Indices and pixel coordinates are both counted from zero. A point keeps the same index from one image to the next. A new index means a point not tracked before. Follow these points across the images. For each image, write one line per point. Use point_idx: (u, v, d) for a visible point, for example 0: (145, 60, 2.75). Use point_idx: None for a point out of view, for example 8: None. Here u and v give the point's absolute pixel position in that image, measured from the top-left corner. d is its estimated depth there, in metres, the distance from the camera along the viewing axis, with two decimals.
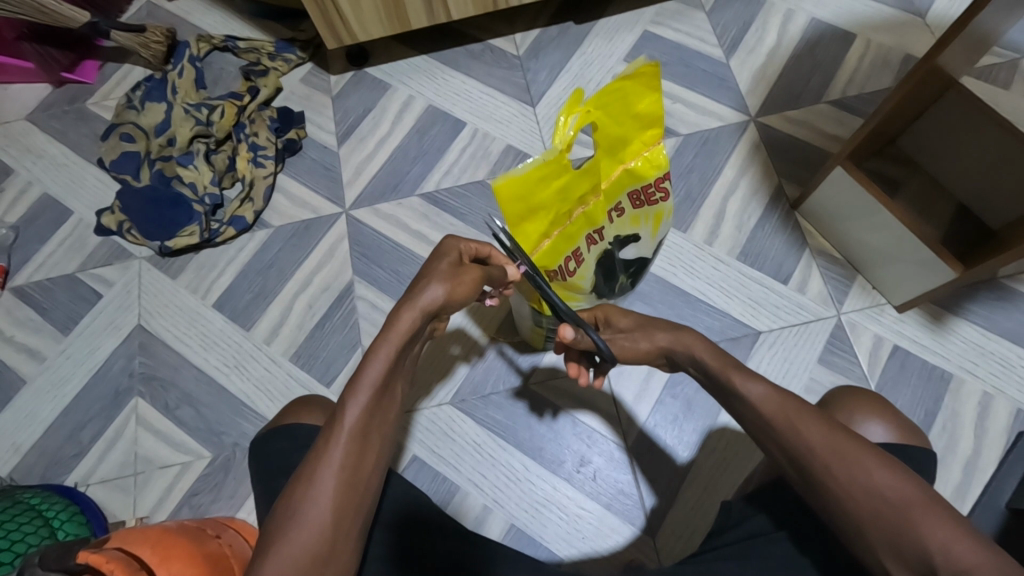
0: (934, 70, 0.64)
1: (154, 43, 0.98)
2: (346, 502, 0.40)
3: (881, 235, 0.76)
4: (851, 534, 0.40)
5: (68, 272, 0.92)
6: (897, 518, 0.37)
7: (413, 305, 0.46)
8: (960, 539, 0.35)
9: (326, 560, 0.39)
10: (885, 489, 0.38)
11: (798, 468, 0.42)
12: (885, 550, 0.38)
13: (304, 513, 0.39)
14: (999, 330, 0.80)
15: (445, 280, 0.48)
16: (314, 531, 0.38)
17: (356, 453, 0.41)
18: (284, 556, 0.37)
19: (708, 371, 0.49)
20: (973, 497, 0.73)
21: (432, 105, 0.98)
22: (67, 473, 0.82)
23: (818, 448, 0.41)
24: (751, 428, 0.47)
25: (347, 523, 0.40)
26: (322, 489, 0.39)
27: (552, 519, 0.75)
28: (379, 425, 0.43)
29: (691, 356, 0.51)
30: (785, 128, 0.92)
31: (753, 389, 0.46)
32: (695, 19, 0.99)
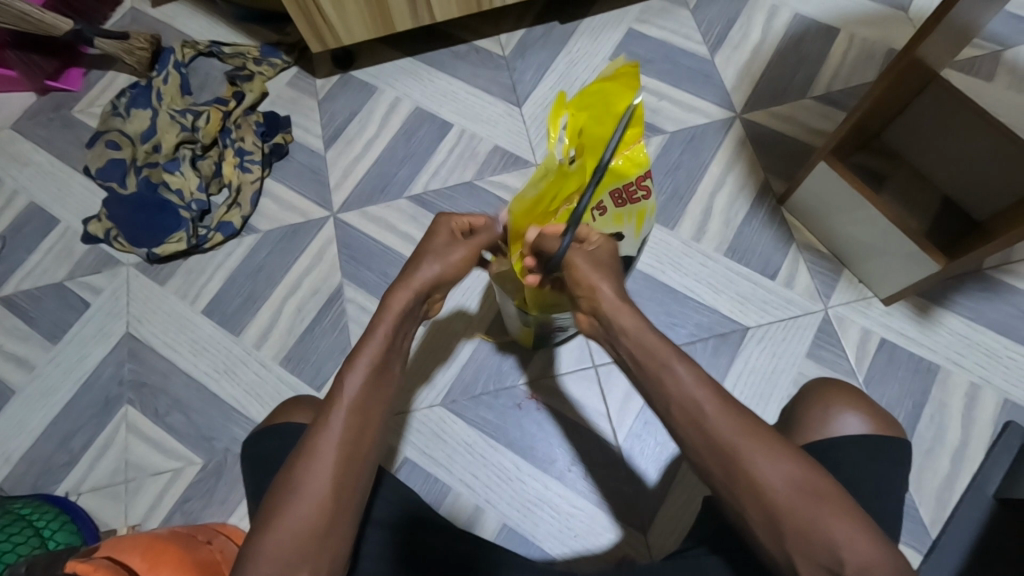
0: (915, 61, 0.64)
1: (138, 49, 0.98)
2: (344, 477, 0.40)
3: (866, 228, 0.77)
4: (759, 524, 0.40)
5: (57, 280, 0.91)
6: (812, 519, 0.38)
7: (408, 287, 0.49)
8: (864, 535, 0.38)
9: (323, 534, 0.39)
10: (803, 482, 0.39)
11: (718, 458, 0.40)
12: (794, 545, 0.39)
13: (301, 483, 0.40)
14: (986, 321, 0.80)
15: (438, 260, 0.52)
16: (312, 505, 0.39)
17: (355, 426, 0.41)
18: (282, 527, 0.39)
19: (639, 345, 0.44)
20: (961, 487, 0.74)
21: (419, 106, 0.98)
22: (58, 481, 0.81)
23: (745, 437, 0.40)
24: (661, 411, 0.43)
25: (346, 497, 0.40)
26: (320, 459, 0.40)
27: (544, 517, 0.76)
28: (379, 399, 0.44)
29: (623, 330, 0.45)
30: (770, 123, 0.92)
31: (680, 370, 0.42)
32: (680, 16, 0.99)
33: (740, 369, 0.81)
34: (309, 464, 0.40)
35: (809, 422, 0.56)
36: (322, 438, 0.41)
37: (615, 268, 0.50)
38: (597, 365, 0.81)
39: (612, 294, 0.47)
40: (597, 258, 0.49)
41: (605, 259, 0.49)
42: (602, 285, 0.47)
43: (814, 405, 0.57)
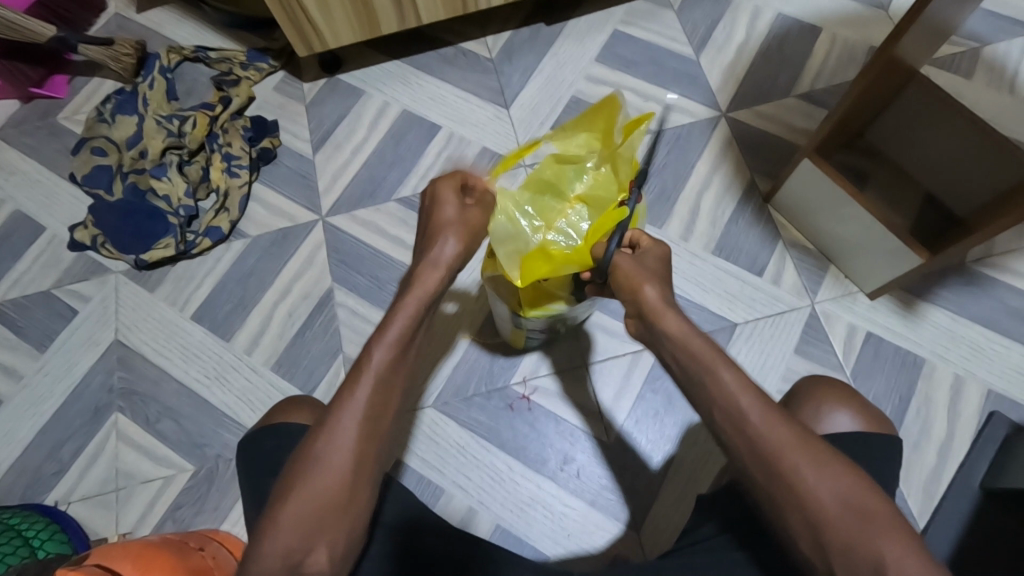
0: (893, 60, 0.65)
1: (123, 55, 0.98)
2: (367, 453, 0.43)
3: (850, 225, 0.78)
4: (801, 534, 0.41)
5: (43, 288, 0.91)
6: (857, 535, 0.39)
7: (429, 261, 0.52)
8: (913, 558, 0.38)
9: (340, 509, 0.42)
10: (849, 497, 0.40)
11: (762, 464, 0.42)
12: (838, 559, 0.39)
13: (323, 460, 0.42)
14: (969, 314, 0.81)
15: (460, 234, 0.54)
16: (334, 471, 0.42)
17: (381, 398, 0.45)
18: (303, 501, 0.41)
19: (686, 353, 0.47)
20: (947, 480, 0.75)
21: (406, 109, 0.98)
22: (47, 491, 0.81)
23: (791, 448, 0.41)
24: (709, 419, 0.45)
25: (366, 471, 0.43)
26: (344, 435, 0.43)
27: (537, 517, 0.76)
28: (401, 373, 0.47)
29: (676, 336, 0.48)
30: (756, 123, 0.93)
31: (727, 377, 0.44)
32: (665, 18, 1.00)
33: None
34: (330, 441, 0.43)
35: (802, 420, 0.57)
36: (345, 415, 0.44)
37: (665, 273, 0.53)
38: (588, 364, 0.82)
39: (654, 296, 0.49)
40: (647, 264, 0.52)
41: (655, 265, 0.53)
42: (648, 286, 0.50)
43: (806, 404, 0.57)
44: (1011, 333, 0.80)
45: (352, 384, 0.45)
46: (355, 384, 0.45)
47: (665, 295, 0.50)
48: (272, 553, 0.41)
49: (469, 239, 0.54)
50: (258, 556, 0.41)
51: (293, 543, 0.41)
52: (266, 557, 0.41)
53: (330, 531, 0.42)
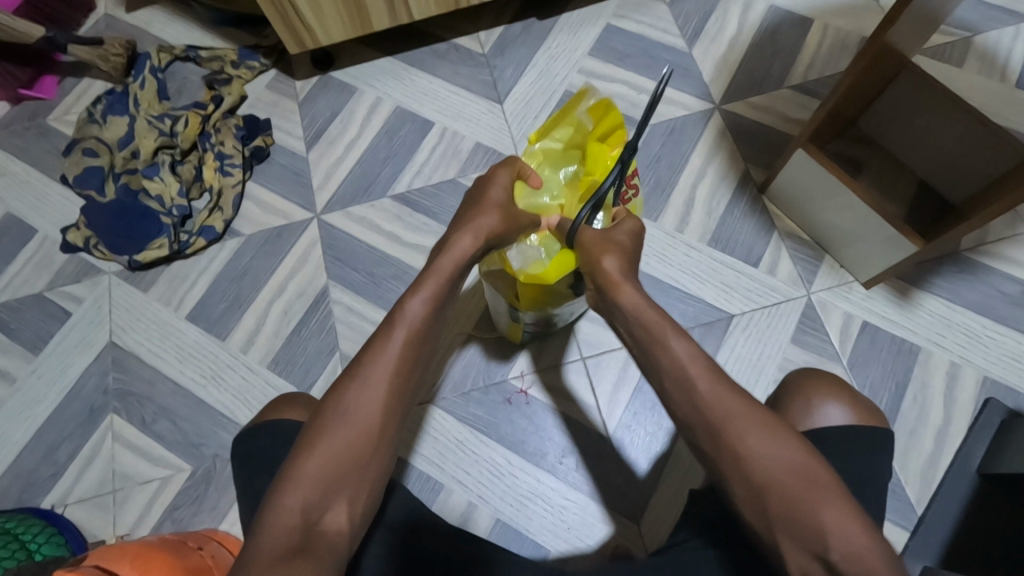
0: (884, 47, 0.65)
1: (113, 56, 0.97)
2: (387, 405, 0.46)
3: (844, 214, 0.78)
4: (745, 501, 0.43)
5: (36, 290, 0.90)
6: (803, 499, 0.41)
7: (470, 230, 0.54)
8: (855, 524, 0.39)
9: (361, 457, 0.44)
10: (795, 466, 0.42)
11: (708, 428, 0.44)
12: (781, 524, 0.41)
13: (346, 407, 0.45)
14: (963, 301, 0.82)
15: (499, 213, 0.55)
16: (357, 426, 0.45)
17: (410, 351, 0.48)
18: (325, 447, 0.44)
19: (640, 323, 0.50)
20: (945, 466, 0.75)
21: (399, 106, 0.98)
22: (44, 494, 0.80)
23: (744, 412, 0.44)
24: (662, 388, 0.48)
25: (383, 423, 0.46)
26: (368, 383, 0.46)
27: (537, 511, 0.76)
28: (428, 336, 0.50)
29: (629, 306, 0.51)
30: (749, 114, 0.93)
31: (677, 346, 0.48)
32: (657, 10, 1.00)
33: (725, 358, 0.81)
34: (353, 388, 0.46)
35: (793, 414, 0.56)
36: (373, 364, 0.47)
37: (632, 248, 0.55)
38: (585, 358, 0.82)
39: (612, 268, 0.52)
40: (615, 235, 0.54)
41: (623, 239, 0.54)
42: (607, 257, 0.52)
43: (796, 396, 0.57)
44: (1006, 320, 0.80)
45: (377, 339, 0.48)
46: (383, 334, 0.48)
47: (626, 266, 0.53)
48: (291, 505, 0.42)
49: (506, 216, 0.56)
50: (278, 506, 0.42)
51: (313, 489, 0.42)
52: (286, 508, 0.41)
53: (349, 481, 0.44)
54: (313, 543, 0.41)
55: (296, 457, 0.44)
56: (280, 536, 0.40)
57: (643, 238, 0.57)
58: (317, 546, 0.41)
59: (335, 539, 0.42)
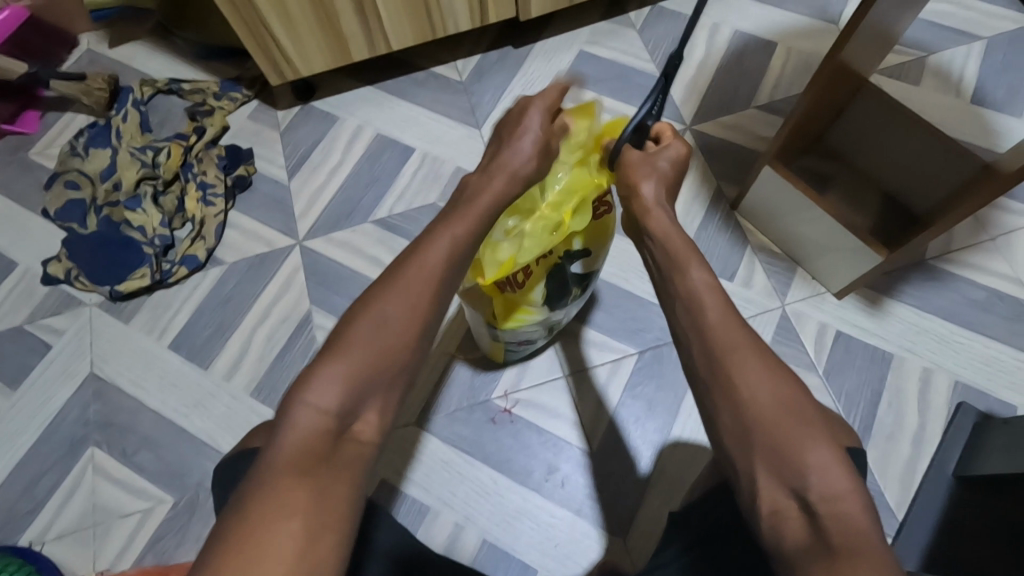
0: (839, 66, 0.68)
1: (95, 90, 0.99)
2: (422, 323, 0.47)
3: (812, 227, 0.81)
4: (730, 428, 0.44)
5: (16, 323, 0.89)
6: (786, 432, 0.41)
7: (504, 168, 0.55)
8: (837, 466, 0.40)
9: (383, 370, 0.45)
10: (785, 400, 0.43)
11: (711, 355, 0.46)
12: (763, 453, 0.42)
13: (381, 318, 0.46)
14: (932, 308, 0.84)
15: (537, 146, 0.56)
16: (380, 339, 0.45)
17: (438, 272, 0.49)
18: (350, 357, 0.44)
19: (668, 250, 0.53)
20: (923, 469, 0.76)
21: (380, 133, 1.00)
22: (22, 531, 0.79)
23: (744, 349, 0.45)
24: (679, 321, 0.50)
25: (417, 338, 0.47)
26: (405, 298, 0.47)
27: (524, 529, 0.76)
28: (455, 263, 0.50)
29: (662, 234, 0.54)
30: (719, 134, 0.97)
31: (697, 277, 0.50)
32: (628, 37, 1.04)
33: None
34: (393, 300, 0.47)
35: None
36: (403, 283, 0.48)
37: (673, 177, 0.58)
38: (569, 375, 0.82)
39: (649, 194, 0.56)
40: (656, 160, 0.57)
41: (664, 166, 0.57)
42: (643, 184, 0.56)
43: None
44: (976, 324, 0.83)
45: (411, 262, 0.49)
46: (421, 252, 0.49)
47: (662, 194, 0.56)
48: (313, 407, 0.42)
49: (545, 155, 0.57)
50: (298, 408, 0.42)
51: (343, 394, 0.43)
52: (307, 409, 0.42)
53: (380, 389, 0.45)
54: (341, 449, 0.42)
55: (316, 366, 0.44)
56: (307, 438, 0.41)
57: (686, 163, 0.59)
58: (346, 452, 0.42)
59: (362, 446, 0.43)
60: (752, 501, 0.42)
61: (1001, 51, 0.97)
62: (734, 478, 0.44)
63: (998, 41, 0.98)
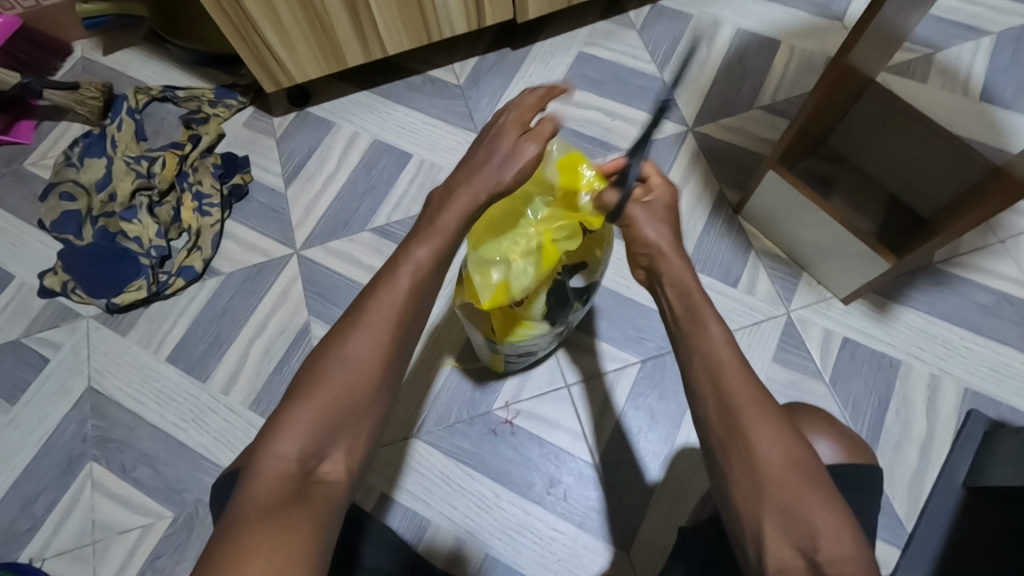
0: (847, 67, 0.66)
1: (90, 99, 0.97)
2: (387, 357, 0.46)
3: (817, 232, 0.79)
4: (740, 484, 0.42)
5: (13, 337, 0.89)
6: (797, 495, 0.40)
7: (471, 187, 0.52)
8: (844, 527, 0.39)
9: (358, 403, 0.45)
10: (795, 459, 0.42)
11: (724, 413, 0.44)
12: (774, 512, 0.40)
13: (345, 355, 0.45)
14: (941, 314, 0.82)
15: (513, 161, 0.53)
16: (353, 371, 0.45)
17: (409, 296, 0.48)
18: (324, 392, 0.44)
19: (681, 306, 0.51)
20: (931, 479, 0.75)
21: (377, 139, 0.98)
22: (21, 548, 0.78)
23: (755, 405, 0.44)
24: (690, 373, 0.48)
25: (383, 372, 0.46)
26: (367, 333, 0.46)
27: (526, 543, 0.75)
28: (426, 287, 0.50)
29: (678, 282, 0.53)
30: (721, 136, 0.95)
31: (713, 329, 0.48)
32: (627, 37, 1.02)
33: None
34: (356, 336, 0.46)
35: None
36: (374, 311, 0.47)
37: (675, 221, 0.57)
38: (569, 385, 0.81)
39: (670, 251, 0.54)
40: (658, 211, 0.56)
41: (669, 218, 0.56)
42: (664, 242, 0.54)
43: None
44: (985, 329, 0.81)
45: (379, 290, 0.48)
46: (386, 286, 0.48)
47: (677, 247, 0.55)
48: (287, 449, 0.42)
49: (538, 161, 0.54)
50: (273, 451, 0.42)
51: (308, 436, 0.42)
52: (281, 452, 0.41)
53: (346, 427, 0.44)
54: (309, 491, 0.40)
55: (293, 405, 0.44)
56: (275, 483, 0.40)
57: (676, 209, 0.57)
58: (313, 493, 0.40)
59: (331, 486, 0.42)
60: (759, 564, 0.40)
61: (1010, 47, 0.95)
62: (738, 538, 0.42)
63: (1006, 37, 0.95)
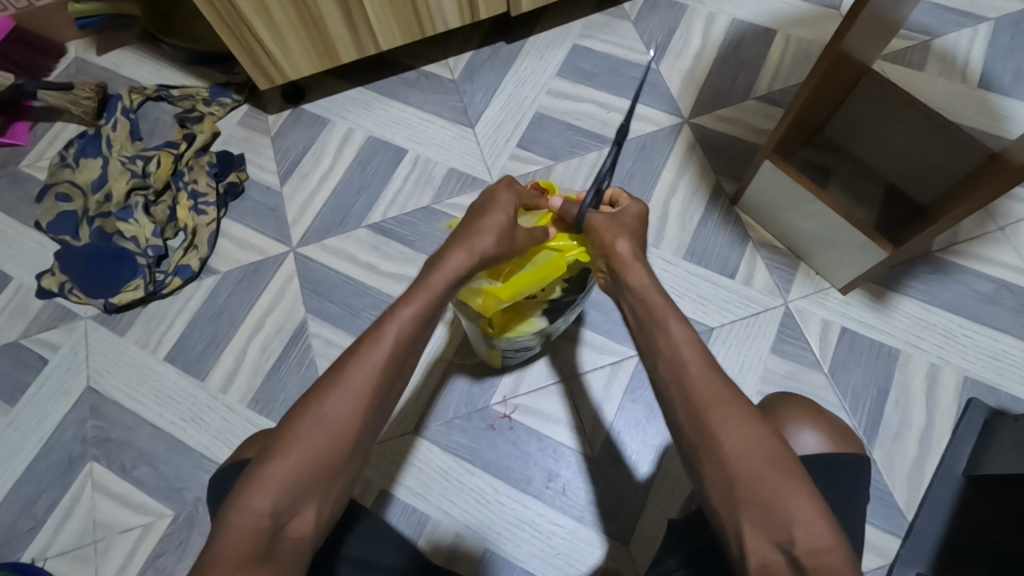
0: (841, 54, 0.65)
1: (84, 99, 0.97)
2: (367, 416, 0.43)
3: (814, 222, 0.79)
4: (715, 483, 0.42)
5: (11, 339, 0.89)
6: (771, 489, 0.40)
7: (463, 249, 0.51)
8: (819, 519, 0.38)
9: (334, 463, 0.42)
10: (767, 454, 0.41)
11: (690, 410, 0.44)
12: (749, 508, 0.40)
13: (324, 411, 0.42)
14: (940, 303, 0.82)
15: (496, 233, 0.53)
16: (334, 432, 0.42)
17: (397, 356, 0.45)
18: (300, 452, 0.41)
19: (642, 303, 0.51)
20: (931, 469, 0.75)
21: (372, 135, 0.98)
22: (23, 549, 0.79)
23: (724, 404, 0.43)
24: (658, 371, 0.47)
25: (362, 432, 0.43)
26: (350, 394, 0.43)
27: (525, 538, 0.75)
28: (412, 347, 0.47)
29: (638, 283, 0.52)
30: (717, 127, 0.94)
31: (675, 327, 0.48)
32: (622, 29, 1.02)
33: None
34: (338, 393, 0.43)
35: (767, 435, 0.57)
36: (357, 368, 0.44)
37: (638, 227, 0.57)
38: (566, 379, 0.81)
39: (624, 249, 0.53)
40: (623, 218, 0.57)
41: (632, 221, 0.57)
42: (620, 240, 0.54)
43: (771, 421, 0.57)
44: (985, 318, 0.81)
45: (365, 348, 0.45)
46: (371, 342, 0.45)
47: (636, 247, 0.54)
48: (258, 508, 0.39)
49: (501, 243, 0.53)
50: (244, 507, 0.39)
51: (283, 494, 0.40)
52: (252, 510, 0.39)
53: (321, 487, 0.41)
54: (277, 552, 0.39)
55: (266, 461, 0.41)
56: (243, 542, 0.38)
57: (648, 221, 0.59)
58: (279, 553, 0.39)
59: (298, 545, 0.40)
60: (740, 557, 0.40)
61: (1008, 33, 0.94)
62: (721, 533, 0.42)
63: (1004, 23, 0.94)
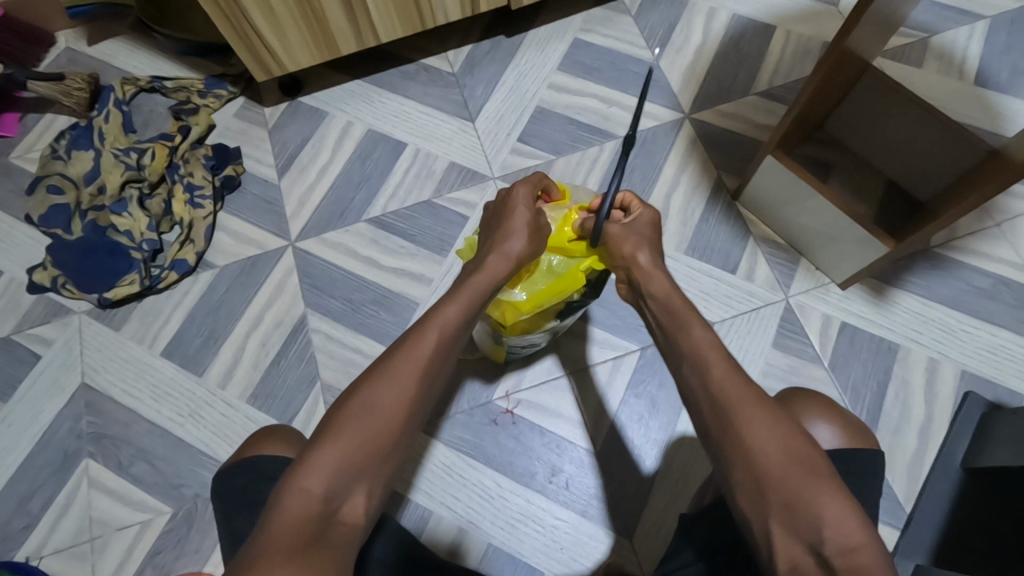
0: (846, 51, 0.66)
1: (75, 90, 0.95)
2: (415, 406, 0.45)
3: (815, 218, 0.79)
4: (744, 484, 0.42)
5: (3, 334, 0.87)
6: (801, 487, 0.40)
7: (498, 253, 0.56)
8: (850, 516, 0.38)
9: (382, 449, 0.42)
10: (794, 453, 0.42)
11: (717, 411, 0.45)
12: (778, 508, 0.40)
13: (375, 399, 0.44)
14: (938, 297, 0.83)
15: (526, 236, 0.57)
16: (382, 419, 0.43)
17: (441, 346, 0.48)
18: (349, 438, 0.42)
19: (668, 308, 0.53)
20: (931, 461, 0.75)
21: (371, 129, 0.97)
22: (18, 547, 0.77)
23: (748, 402, 0.44)
24: (682, 376, 0.49)
25: (409, 423, 0.44)
26: (397, 382, 0.44)
27: (528, 532, 0.75)
28: (454, 341, 0.49)
29: (660, 289, 0.54)
30: (718, 122, 0.94)
31: (697, 332, 0.49)
32: (623, 23, 1.01)
33: None
34: (387, 382, 0.44)
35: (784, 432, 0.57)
36: (403, 358, 0.46)
37: (653, 236, 0.59)
38: (568, 373, 0.81)
39: (646, 261, 0.56)
40: (639, 227, 0.59)
41: (646, 231, 0.59)
42: (641, 252, 0.56)
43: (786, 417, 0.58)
44: (982, 313, 0.82)
45: (410, 340, 0.47)
46: (416, 335, 0.48)
47: (656, 256, 0.57)
48: (310, 489, 0.39)
49: (532, 246, 0.58)
50: (295, 487, 0.39)
51: (334, 477, 0.40)
52: (304, 490, 0.39)
53: (370, 473, 0.41)
54: (330, 536, 0.38)
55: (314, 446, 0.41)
56: (296, 521, 0.37)
57: (660, 226, 0.60)
58: (332, 539, 0.38)
59: (349, 532, 0.39)
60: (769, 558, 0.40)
61: (1004, 31, 0.95)
62: (753, 540, 0.42)
63: (1000, 21, 0.95)
